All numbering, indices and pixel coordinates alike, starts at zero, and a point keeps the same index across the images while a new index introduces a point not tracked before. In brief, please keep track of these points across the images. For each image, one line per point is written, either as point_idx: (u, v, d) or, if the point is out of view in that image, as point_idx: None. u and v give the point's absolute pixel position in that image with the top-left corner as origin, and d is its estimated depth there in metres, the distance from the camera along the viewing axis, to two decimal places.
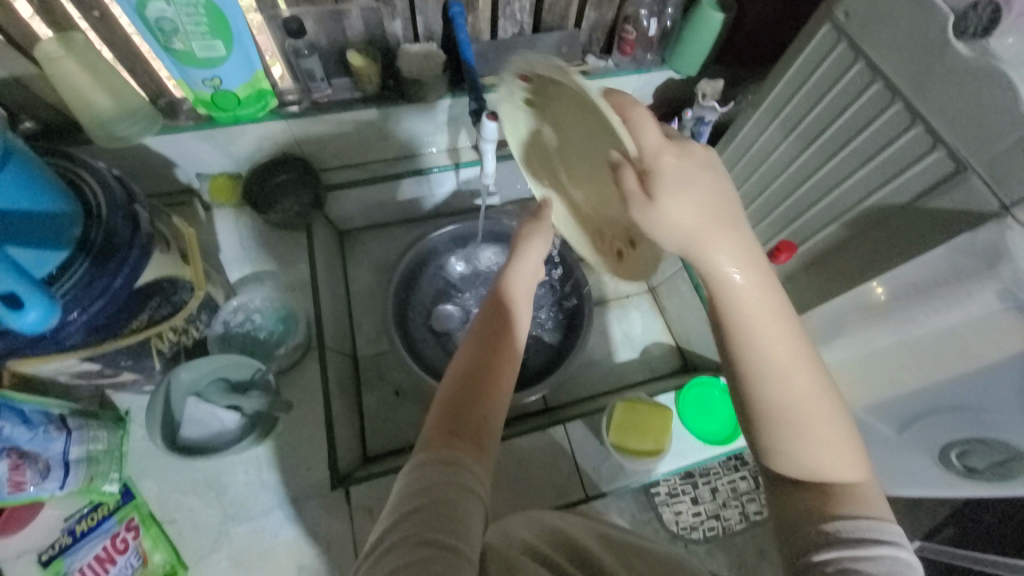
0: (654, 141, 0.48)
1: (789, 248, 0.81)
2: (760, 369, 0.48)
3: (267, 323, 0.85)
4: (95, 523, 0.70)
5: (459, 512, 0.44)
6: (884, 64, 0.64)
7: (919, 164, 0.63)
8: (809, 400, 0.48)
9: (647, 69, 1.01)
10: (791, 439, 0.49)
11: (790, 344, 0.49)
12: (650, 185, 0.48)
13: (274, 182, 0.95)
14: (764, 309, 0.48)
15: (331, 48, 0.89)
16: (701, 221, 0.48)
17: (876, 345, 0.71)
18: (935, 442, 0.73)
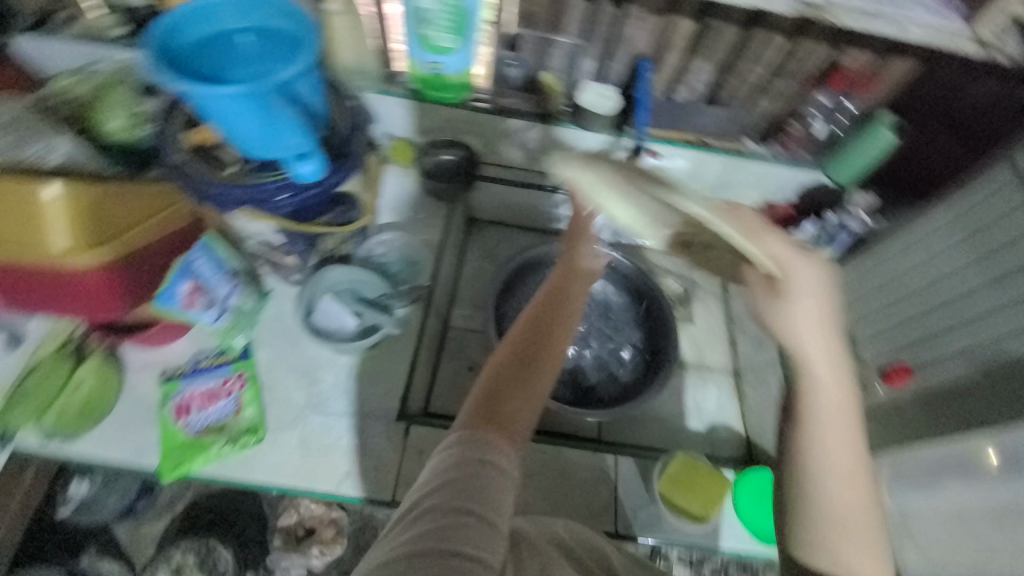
0: (792, 255, 0.58)
1: (905, 373, 0.84)
2: (825, 465, 0.57)
3: (394, 263, 0.93)
4: (214, 365, 0.82)
5: (490, 488, 0.48)
6: None
7: None
8: (856, 504, 0.56)
9: (801, 166, 1.07)
10: (837, 540, 0.56)
11: (844, 453, 0.57)
12: (784, 288, 0.59)
13: (436, 159, 1.09)
14: (836, 409, 0.57)
15: (530, 66, 1.04)
16: (819, 334, 0.58)
17: (952, 499, 0.72)
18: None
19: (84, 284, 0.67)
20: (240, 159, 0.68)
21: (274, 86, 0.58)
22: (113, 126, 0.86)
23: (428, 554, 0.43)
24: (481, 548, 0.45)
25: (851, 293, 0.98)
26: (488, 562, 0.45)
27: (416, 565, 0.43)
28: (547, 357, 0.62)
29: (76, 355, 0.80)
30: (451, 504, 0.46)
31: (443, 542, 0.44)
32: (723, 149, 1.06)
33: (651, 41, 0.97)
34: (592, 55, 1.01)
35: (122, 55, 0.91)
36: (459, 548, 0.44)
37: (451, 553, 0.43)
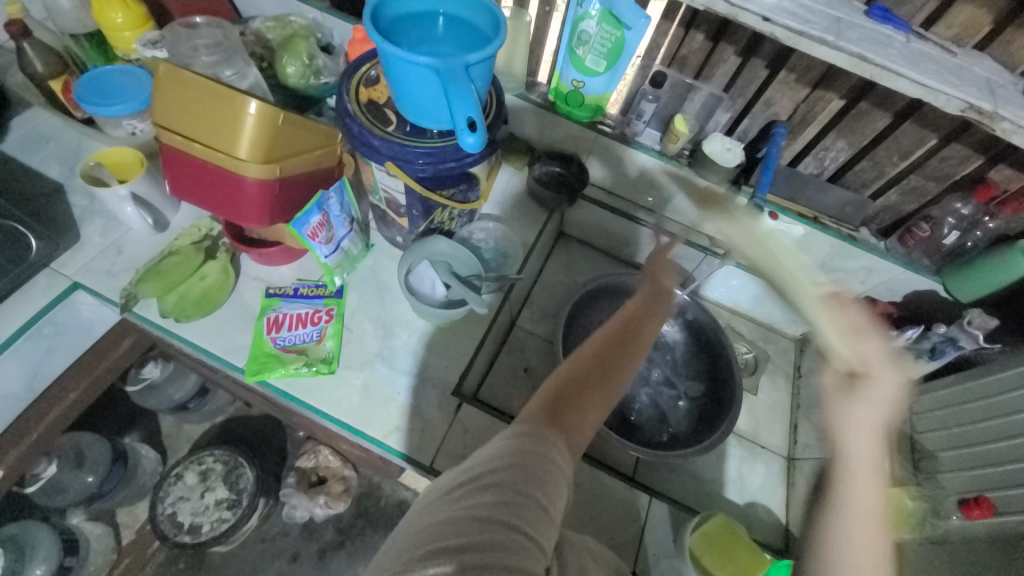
0: (883, 367, 0.68)
1: (986, 509, 0.76)
2: (852, 548, 0.61)
3: (487, 249, 0.99)
4: (311, 294, 0.91)
5: (550, 478, 0.49)
6: None
7: None
8: None
9: (918, 270, 1.01)
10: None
11: (874, 535, 0.62)
12: (859, 386, 0.68)
13: (546, 168, 1.14)
14: (874, 502, 0.63)
15: (664, 105, 1.08)
16: (876, 430, 0.66)
17: None
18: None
19: (245, 192, 0.78)
20: (399, 120, 0.76)
21: (461, 66, 0.63)
22: (291, 71, 0.99)
23: (488, 521, 0.45)
24: (534, 530, 0.46)
25: (938, 411, 0.92)
26: (539, 545, 0.46)
27: (467, 530, 0.44)
28: (615, 372, 0.64)
29: (207, 250, 0.91)
30: (512, 481, 0.47)
31: (504, 517, 0.45)
32: (837, 232, 1.03)
33: (792, 110, 0.99)
34: (728, 108, 1.04)
35: (314, 13, 1.04)
36: (517, 525, 0.45)
37: (507, 527, 0.45)
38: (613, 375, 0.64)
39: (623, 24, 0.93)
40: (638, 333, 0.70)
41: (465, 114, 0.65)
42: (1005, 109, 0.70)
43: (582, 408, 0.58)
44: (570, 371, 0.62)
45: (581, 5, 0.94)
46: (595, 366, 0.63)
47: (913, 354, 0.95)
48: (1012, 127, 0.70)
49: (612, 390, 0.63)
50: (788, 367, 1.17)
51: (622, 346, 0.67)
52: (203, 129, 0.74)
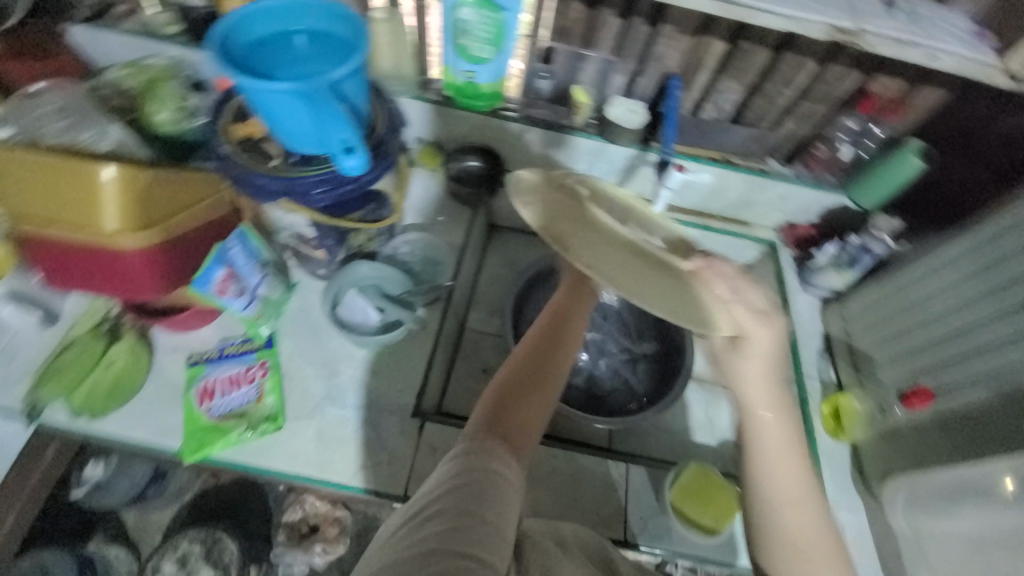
0: (750, 320, 0.55)
1: (925, 397, 0.81)
2: (771, 497, 0.57)
3: (419, 262, 0.97)
4: (239, 351, 0.85)
5: (497, 494, 0.48)
6: None
7: None
8: (812, 539, 0.55)
9: (826, 188, 1.07)
10: (798, 564, 0.55)
11: (793, 475, 0.57)
12: (741, 344, 0.57)
13: (461, 165, 1.10)
14: (782, 450, 0.57)
15: (561, 79, 1.08)
16: (764, 376, 0.57)
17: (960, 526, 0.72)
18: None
19: (126, 265, 0.71)
20: (282, 153, 0.71)
21: (326, 84, 0.60)
22: (162, 118, 0.89)
23: (437, 555, 0.43)
24: (489, 551, 0.45)
25: (869, 315, 0.96)
26: (496, 568, 0.44)
27: (414, 567, 0.42)
28: (551, 365, 0.64)
29: (110, 335, 0.83)
30: (457, 506, 0.46)
31: (453, 545, 0.44)
32: (748, 167, 1.07)
33: (682, 60, 1.00)
34: (622, 70, 1.05)
35: (175, 51, 0.96)
36: (467, 550, 0.44)
37: (456, 555, 0.43)
38: (552, 375, 0.64)
39: (499, 7, 0.90)
40: (571, 318, 0.69)
41: (340, 141, 0.65)
42: (864, 25, 0.74)
43: (526, 414, 0.59)
44: (508, 376, 0.62)
45: None
46: (532, 369, 0.63)
47: (835, 267, 1.02)
48: (873, 39, 0.74)
49: (554, 392, 0.64)
50: None
51: (556, 338, 0.67)
52: (59, 206, 0.67)
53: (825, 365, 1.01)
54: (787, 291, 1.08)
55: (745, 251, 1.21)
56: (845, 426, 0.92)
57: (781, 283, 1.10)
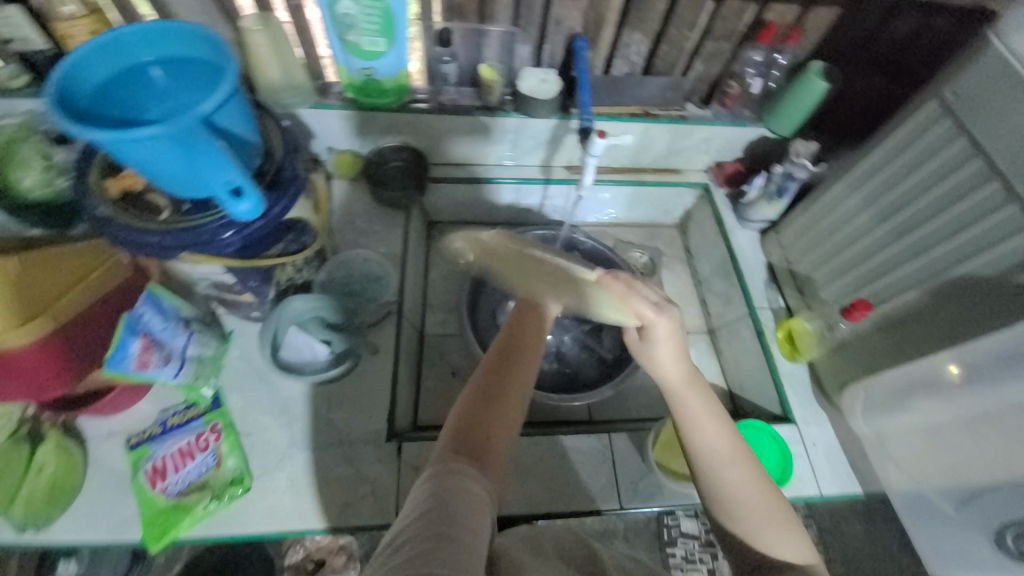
0: (648, 311, 0.53)
1: (865, 308, 0.82)
2: (708, 465, 0.56)
3: (362, 281, 0.93)
4: (184, 420, 0.79)
5: (465, 513, 0.46)
6: (972, 126, 0.67)
7: (991, 218, 0.67)
8: (755, 496, 0.55)
9: (744, 124, 1.08)
10: (748, 524, 0.55)
11: (721, 438, 0.56)
12: (647, 333, 0.55)
13: (383, 166, 1.05)
14: (706, 418, 0.56)
15: (465, 59, 1.02)
16: (675, 355, 0.56)
17: (923, 417, 0.76)
18: (990, 522, 0.71)
19: (17, 364, 0.64)
20: (171, 202, 0.64)
21: (198, 120, 0.54)
22: (29, 183, 0.77)
23: None
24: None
25: (802, 239, 1.00)
26: None
27: None
28: (519, 369, 0.63)
29: (30, 438, 0.75)
30: (427, 531, 0.44)
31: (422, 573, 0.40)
32: (669, 117, 1.08)
33: (583, 19, 0.97)
34: (526, 40, 1.01)
35: (24, 104, 0.83)
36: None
37: None
38: (518, 382, 0.63)
39: None
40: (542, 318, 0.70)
41: (226, 180, 0.58)
42: None
43: (494, 428, 0.58)
44: (474, 392, 0.61)
45: None
46: (496, 379, 0.62)
47: (766, 200, 1.05)
48: None
49: (523, 402, 0.63)
50: (680, 253, 1.27)
51: (519, 344, 0.66)
52: None
53: (774, 294, 1.05)
54: (727, 231, 1.11)
55: (681, 198, 1.23)
56: (800, 347, 0.96)
57: (720, 223, 1.13)
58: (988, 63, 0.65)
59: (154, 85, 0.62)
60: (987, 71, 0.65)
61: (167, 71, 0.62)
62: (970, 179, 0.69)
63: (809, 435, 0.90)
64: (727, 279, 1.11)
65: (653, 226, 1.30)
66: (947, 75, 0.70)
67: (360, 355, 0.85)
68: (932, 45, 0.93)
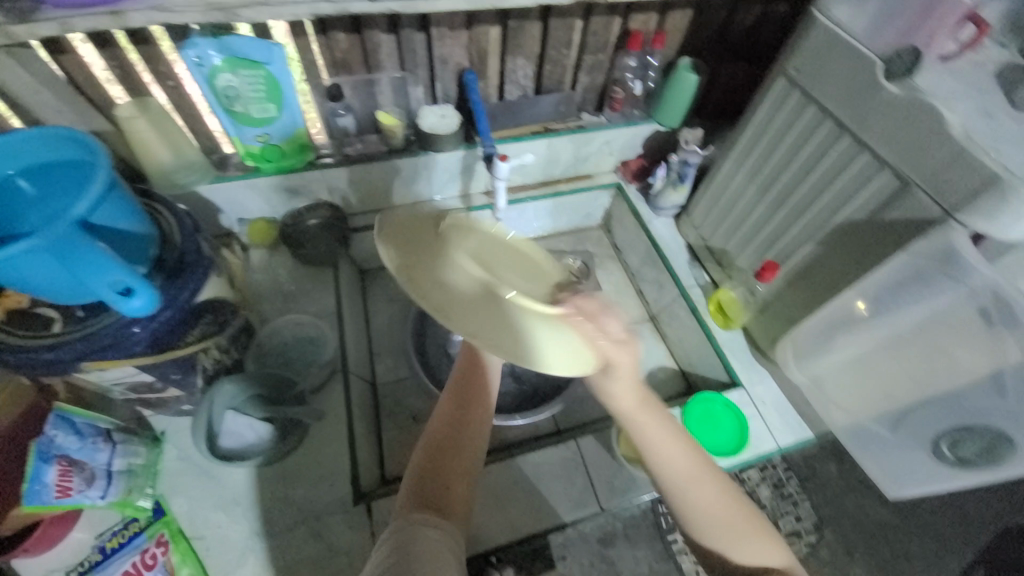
0: (614, 349, 0.49)
1: (774, 268, 0.88)
2: (678, 487, 0.58)
3: (299, 346, 0.91)
4: (125, 539, 0.72)
5: (428, 563, 0.49)
6: (816, 93, 0.77)
7: (849, 169, 0.75)
8: (720, 506, 0.59)
9: (636, 122, 1.16)
10: (720, 535, 0.59)
11: (688, 464, 0.58)
12: (607, 371, 0.52)
13: (302, 225, 1.02)
14: (668, 446, 0.57)
15: (361, 109, 1.03)
16: (632, 391, 0.55)
17: (851, 351, 0.82)
18: (925, 435, 0.77)
19: None
20: (63, 311, 0.61)
21: (74, 225, 0.52)
22: None
23: None
24: None
25: (710, 217, 1.07)
26: None
27: None
28: (478, 408, 0.64)
29: None
30: None
31: None
32: (567, 129, 1.14)
33: (468, 54, 1.02)
34: (417, 82, 1.03)
35: None
36: None
37: None
38: (475, 422, 0.64)
39: (259, 63, 0.85)
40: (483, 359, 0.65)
41: (112, 281, 0.54)
42: None
43: (454, 474, 0.60)
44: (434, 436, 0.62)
45: (202, 61, 0.83)
46: (453, 424, 0.63)
47: (671, 187, 1.13)
48: None
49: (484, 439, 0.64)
50: (610, 251, 1.33)
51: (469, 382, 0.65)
52: None
53: (698, 272, 1.11)
54: (644, 222, 1.18)
55: (599, 200, 1.29)
56: (731, 315, 1.02)
57: (637, 216, 1.20)
58: (815, 38, 0.74)
59: (24, 197, 0.59)
60: (817, 44, 0.74)
61: (35, 181, 0.59)
62: (827, 140, 0.77)
63: (756, 394, 0.95)
64: (655, 266, 1.18)
65: (579, 230, 1.35)
66: (786, 54, 0.80)
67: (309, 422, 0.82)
68: (775, 26, 1.08)
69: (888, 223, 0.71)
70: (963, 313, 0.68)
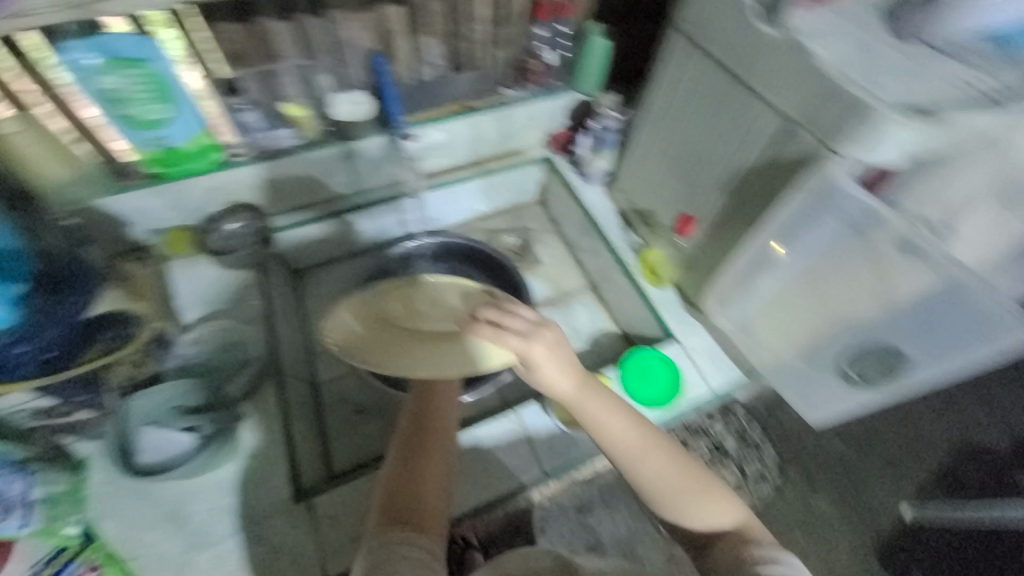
0: (520, 342, 0.53)
1: (688, 221, 0.93)
2: (623, 456, 0.59)
3: (223, 352, 0.88)
4: (58, 567, 0.71)
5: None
6: (712, 44, 0.77)
7: (745, 114, 0.76)
8: (669, 471, 0.60)
9: (557, 93, 1.16)
10: (671, 497, 0.60)
11: (630, 433, 0.59)
12: (527, 363, 0.55)
13: (222, 231, 1.00)
14: (605, 418, 0.58)
15: (266, 105, 0.98)
16: (564, 372, 0.56)
17: (764, 289, 0.86)
18: (831, 360, 0.83)
19: None
20: None
21: None
22: None
23: None
24: None
25: (634, 180, 1.08)
26: None
27: None
28: (442, 407, 0.64)
29: None
30: None
31: None
32: (488, 106, 1.13)
33: (373, 36, 0.98)
34: (323, 70, 0.99)
35: None
36: None
37: None
38: (443, 426, 0.62)
39: (141, 62, 0.80)
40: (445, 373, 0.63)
41: None
42: None
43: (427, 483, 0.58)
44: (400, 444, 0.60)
45: (80, 65, 0.78)
46: (421, 434, 0.61)
47: (594, 152, 1.16)
48: None
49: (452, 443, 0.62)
50: (547, 224, 1.33)
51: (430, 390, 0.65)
52: None
53: (629, 235, 1.13)
54: (575, 191, 1.19)
55: (532, 175, 1.29)
56: (661, 273, 1.04)
57: (570, 187, 1.20)
58: None
59: None
60: None
61: None
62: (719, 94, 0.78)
63: (689, 345, 0.98)
64: (590, 235, 1.19)
65: (516, 207, 1.34)
66: (681, 8, 0.80)
67: (244, 417, 0.83)
68: None
69: (782, 163, 0.73)
70: (885, 247, 0.69)
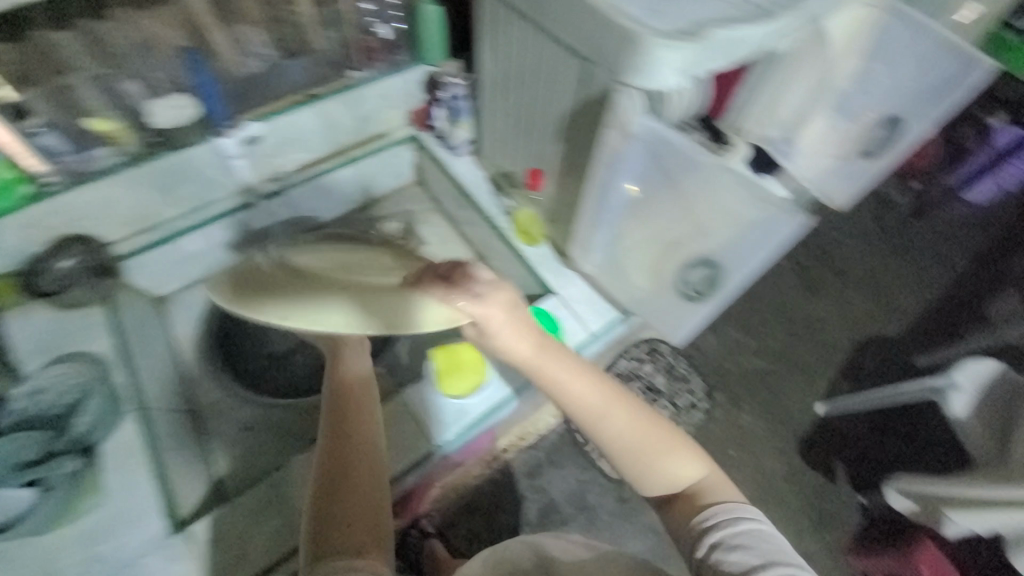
0: (476, 306, 0.53)
1: (535, 173, 0.97)
2: (591, 423, 0.59)
3: (64, 406, 0.96)
4: None
5: None
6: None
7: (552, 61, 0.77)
8: (640, 436, 0.60)
9: (402, 69, 1.11)
10: (642, 459, 0.61)
11: (604, 397, 0.59)
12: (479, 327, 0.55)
13: (53, 269, 0.93)
14: (579, 382, 0.58)
15: (68, 124, 0.88)
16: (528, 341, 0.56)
17: (613, 225, 0.94)
18: (668, 275, 0.93)
19: None
20: None
21: None
22: None
23: None
24: None
25: (492, 144, 1.08)
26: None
27: None
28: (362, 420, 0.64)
29: None
30: None
31: None
32: (331, 90, 1.07)
33: (174, 31, 0.90)
34: (127, 77, 0.91)
35: None
36: None
37: None
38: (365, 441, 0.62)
39: None
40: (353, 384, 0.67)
41: None
42: None
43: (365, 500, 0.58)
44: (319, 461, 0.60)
45: None
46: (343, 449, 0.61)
47: (452, 123, 1.14)
48: None
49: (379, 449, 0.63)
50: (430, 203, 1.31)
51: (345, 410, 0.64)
52: None
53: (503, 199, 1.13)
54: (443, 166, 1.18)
55: (401, 157, 1.25)
56: (532, 231, 1.06)
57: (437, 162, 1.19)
58: None
59: None
60: None
61: None
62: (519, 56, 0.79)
63: (567, 296, 1.01)
64: (466, 207, 1.18)
65: (396, 193, 1.31)
66: None
67: (99, 442, 0.95)
68: None
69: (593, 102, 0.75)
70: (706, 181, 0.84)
